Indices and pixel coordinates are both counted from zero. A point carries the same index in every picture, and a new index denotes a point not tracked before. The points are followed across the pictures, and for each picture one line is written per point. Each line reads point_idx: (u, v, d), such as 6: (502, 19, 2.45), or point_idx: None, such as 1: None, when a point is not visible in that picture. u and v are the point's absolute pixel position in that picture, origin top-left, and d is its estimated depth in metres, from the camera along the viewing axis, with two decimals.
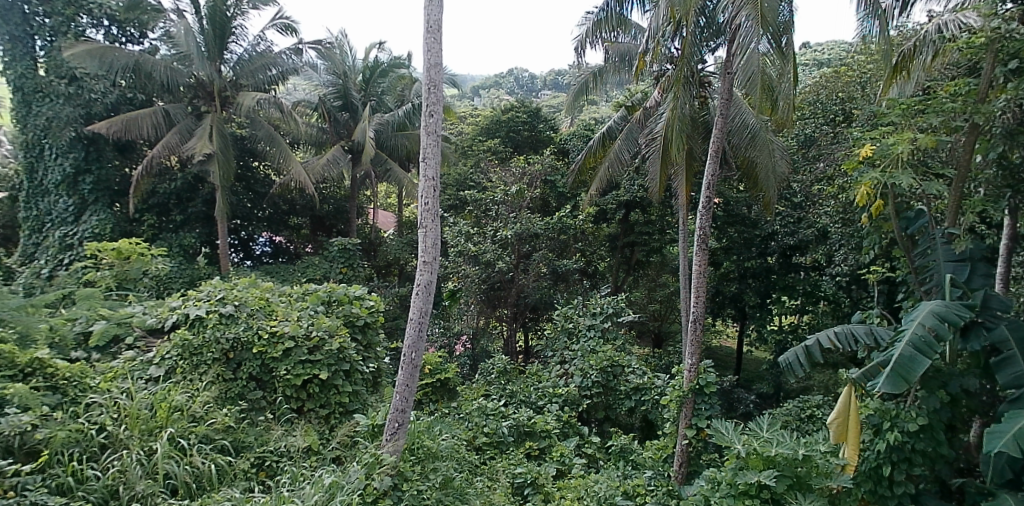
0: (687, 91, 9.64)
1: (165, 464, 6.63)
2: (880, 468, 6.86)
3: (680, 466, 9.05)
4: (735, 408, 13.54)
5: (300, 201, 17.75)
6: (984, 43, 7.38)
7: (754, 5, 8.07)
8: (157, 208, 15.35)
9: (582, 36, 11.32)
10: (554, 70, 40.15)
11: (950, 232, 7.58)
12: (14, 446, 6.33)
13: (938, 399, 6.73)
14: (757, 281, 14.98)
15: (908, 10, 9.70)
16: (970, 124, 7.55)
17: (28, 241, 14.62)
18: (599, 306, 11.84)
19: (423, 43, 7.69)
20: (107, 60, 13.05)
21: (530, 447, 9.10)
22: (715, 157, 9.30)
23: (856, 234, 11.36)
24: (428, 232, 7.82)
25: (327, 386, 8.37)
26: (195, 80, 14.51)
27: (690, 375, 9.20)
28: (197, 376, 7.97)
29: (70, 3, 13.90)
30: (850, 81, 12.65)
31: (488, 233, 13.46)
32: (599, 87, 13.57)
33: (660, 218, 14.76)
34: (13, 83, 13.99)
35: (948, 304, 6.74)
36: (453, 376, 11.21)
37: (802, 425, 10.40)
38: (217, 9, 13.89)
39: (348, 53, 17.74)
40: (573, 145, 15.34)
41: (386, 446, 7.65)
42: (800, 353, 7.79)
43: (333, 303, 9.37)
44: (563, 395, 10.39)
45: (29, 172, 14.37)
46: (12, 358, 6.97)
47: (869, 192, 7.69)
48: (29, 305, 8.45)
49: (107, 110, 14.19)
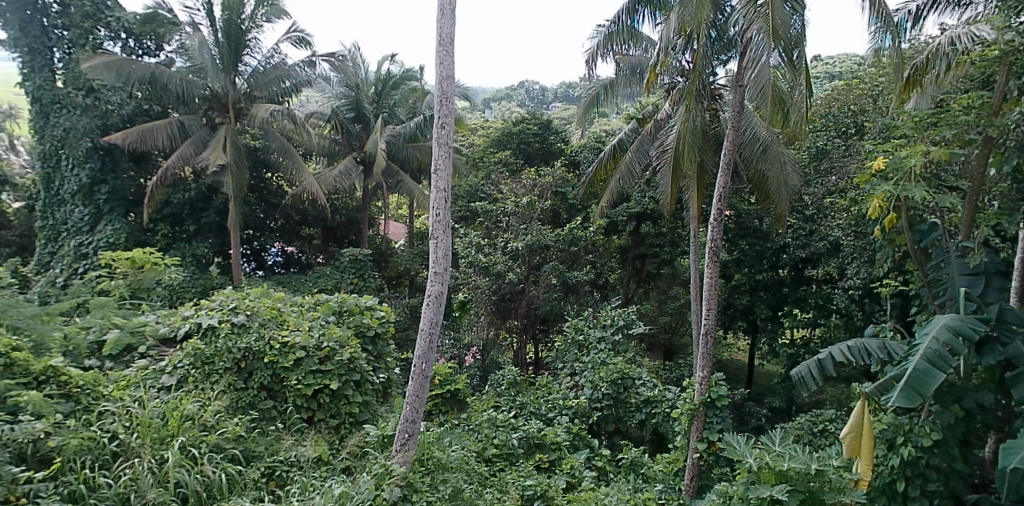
0: (699, 104, 9.63)
1: (176, 472, 6.61)
2: (894, 483, 6.88)
3: (691, 480, 9.19)
4: (746, 422, 13.48)
5: (313, 212, 17.90)
6: (998, 56, 7.37)
7: (765, 19, 8.19)
8: (171, 219, 15.49)
9: (593, 49, 11.26)
10: (566, 83, 40.29)
11: (964, 246, 7.59)
12: (27, 453, 6.40)
13: (953, 414, 6.71)
14: (768, 294, 14.87)
15: (920, 24, 9.76)
16: (984, 137, 7.58)
17: (44, 250, 14.74)
18: (609, 319, 11.82)
19: (435, 56, 7.74)
20: (124, 73, 13.21)
21: (541, 460, 9.00)
22: (727, 170, 9.30)
23: (868, 247, 11.24)
24: (439, 244, 7.83)
25: (338, 397, 8.40)
26: (210, 93, 14.64)
27: (701, 388, 9.26)
28: (208, 385, 8.01)
29: (88, 16, 14.09)
30: (861, 94, 12.53)
31: (499, 245, 13.59)
32: (610, 99, 13.57)
33: (671, 230, 14.64)
34: (31, 94, 14.14)
35: (962, 318, 6.70)
36: (464, 388, 11.21)
37: (814, 439, 10.28)
38: (232, 22, 13.99)
39: (361, 66, 17.85)
40: (584, 157, 15.30)
41: (396, 457, 7.68)
42: (813, 367, 7.72)
43: (344, 314, 9.45)
44: (573, 408, 10.36)
45: (46, 182, 14.53)
46: (27, 366, 7.06)
47: (882, 204, 7.66)
48: (44, 313, 8.54)
49: (124, 121, 14.41)
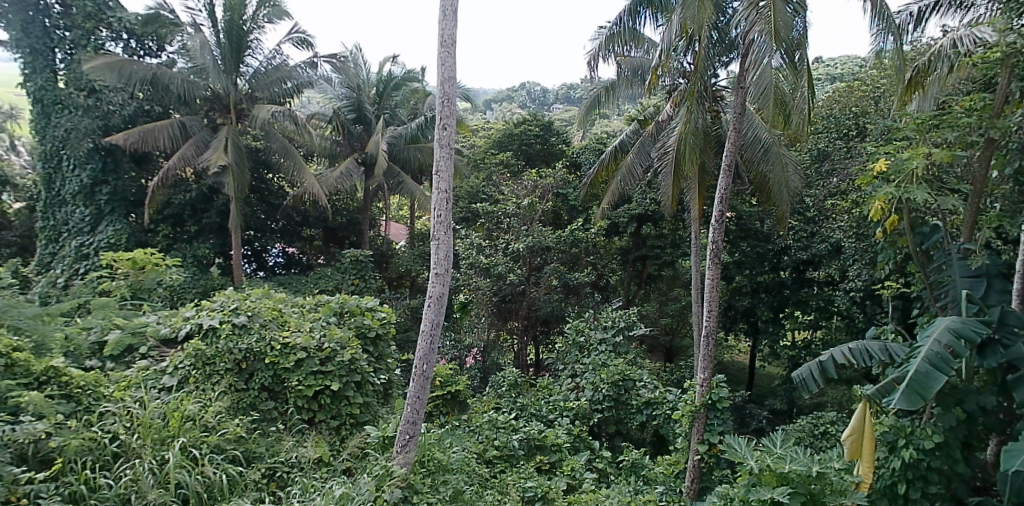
0: (701, 106, 9.63)
1: (177, 473, 6.60)
2: (895, 486, 6.86)
3: (692, 482, 9.22)
4: (747, 424, 13.47)
5: (314, 212, 17.90)
6: (1000, 58, 7.38)
7: (767, 21, 8.18)
8: (172, 219, 15.49)
9: (594, 51, 11.25)
10: (567, 85, 40.30)
11: (966, 248, 7.58)
12: (28, 453, 6.39)
13: (955, 417, 6.69)
14: (770, 295, 14.84)
15: (923, 26, 9.71)
16: (986, 139, 7.63)
17: (45, 250, 14.75)
18: (610, 320, 11.79)
19: (437, 57, 7.74)
20: (126, 73, 13.21)
21: (541, 461, 8.97)
22: (728, 172, 9.29)
23: (870, 248, 11.16)
24: (440, 245, 7.82)
25: (338, 398, 8.40)
26: (211, 93, 14.64)
27: (702, 390, 9.26)
28: (209, 386, 8.00)
29: (90, 17, 14.07)
30: (863, 96, 12.73)
31: (500, 246, 13.58)
32: (611, 100, 13.57)
33: (672, 232, 14.58)
34: (32, 95, 14.16)
35: (964, 320, 6.69)
36: (464, 389, 11.19)
37: (815, 442, 10.28)
38: (234, 23, 14.00)
39: (363, 67, 17.87)
40: (585, 159, 15.30)
41: (397, 458, 7.69)
42: (814, 369, 7.71)
43: (345, 315, 9.44)
44: (574, 409, 10.34)
45: (47, 183, 14.54)
46: (28, 366, 7.06)
47: (884, 206, 7.65)
48: (45, 314, 8.54)
49: (125, 121, 14.40)
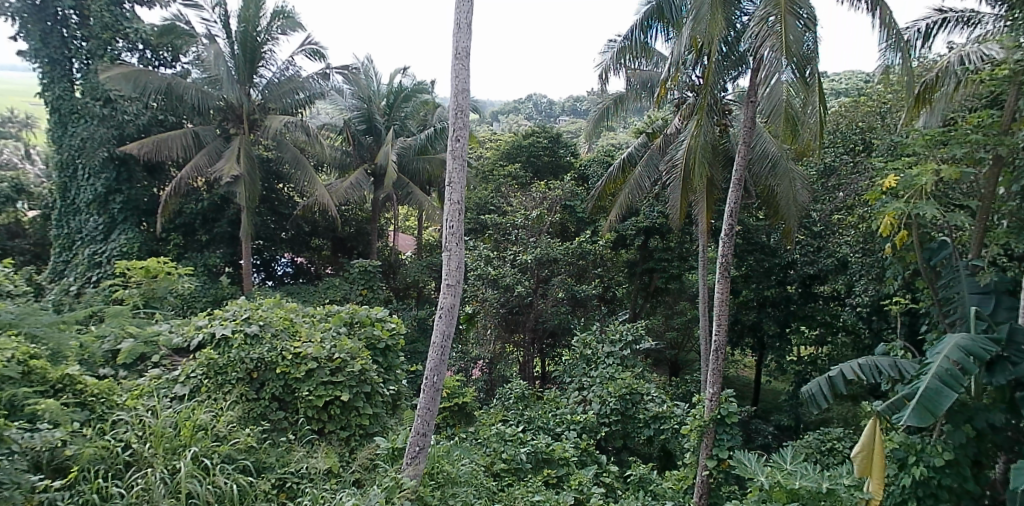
0: (710, 119, 9.68)
1: (188, 483, 6.61)
2: (906, 503, 6.88)
3: (701, 496, 9.21)
4: (753, 440, 13.45)
5: (323, 222, 18.00)
6: (1009, 75, 7.48)
7: (778, 35, 8.21)
8: (183, 228, 15.60)
9: (605, 63, 11.32)
10: (574, 97, 40.45)
11: (973, 265, 7.62)
12: (42, 461, 6.46)
13: (964, 434, 6.75)
14: (776, 310, 14.74)
15: (930, 41, 9.57)
16: (994, 157, 7.71)
17: (58, 258, 14.89)
18: (618, 334, 11.80)
19: (451, 69, 7.82)
20: (141, 83, 13.32)
21: (549, 475, 8.96)
22: (738, 186, 9.34)
23: (878, 264, 11.16)
24: (451, 256, 7.87)
25: (348, 408, 8.43)
26: (225, 103, 14.77)
27: (711, 405, 9.38)
28: (221, 395, 8.06)
29: (107, 27, 14.19)
30: (870, 111, 12.56)
31: (509, 258, 13.61)
32: (620, 113, 13.65)
33: (680, 244, 14.53)
34: (49, 104, 14.33)
35: (974, 337, 6.70)
36: (472, 401, 11.22)
37: (823, 458, 10.25)
38: (248, 34, 14.18)
39: (373, 78, 18.02)
40: (593, 172, 15.43)
41: (406, 470, 7.70)
42: (824, 384, 7.71)
43: (355, 325, 9.53)
44: (581, 423, 10.32)
45: (62, 191, 14.70)
46: (45, 374, 7.15)
47: (893, 222, 7.68)
48: (61, 322, 8.62)
49: (139, 130, 14.49)
